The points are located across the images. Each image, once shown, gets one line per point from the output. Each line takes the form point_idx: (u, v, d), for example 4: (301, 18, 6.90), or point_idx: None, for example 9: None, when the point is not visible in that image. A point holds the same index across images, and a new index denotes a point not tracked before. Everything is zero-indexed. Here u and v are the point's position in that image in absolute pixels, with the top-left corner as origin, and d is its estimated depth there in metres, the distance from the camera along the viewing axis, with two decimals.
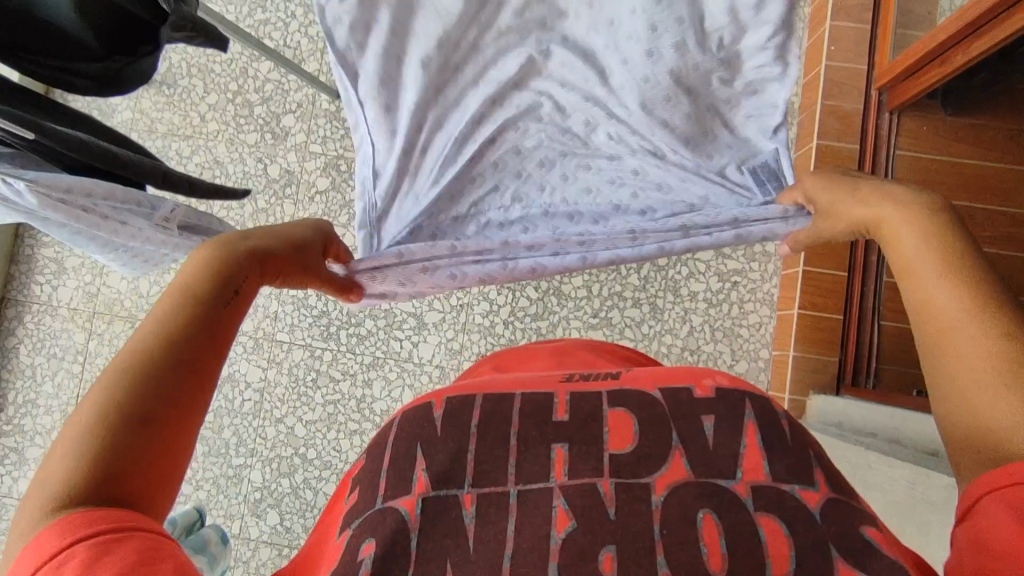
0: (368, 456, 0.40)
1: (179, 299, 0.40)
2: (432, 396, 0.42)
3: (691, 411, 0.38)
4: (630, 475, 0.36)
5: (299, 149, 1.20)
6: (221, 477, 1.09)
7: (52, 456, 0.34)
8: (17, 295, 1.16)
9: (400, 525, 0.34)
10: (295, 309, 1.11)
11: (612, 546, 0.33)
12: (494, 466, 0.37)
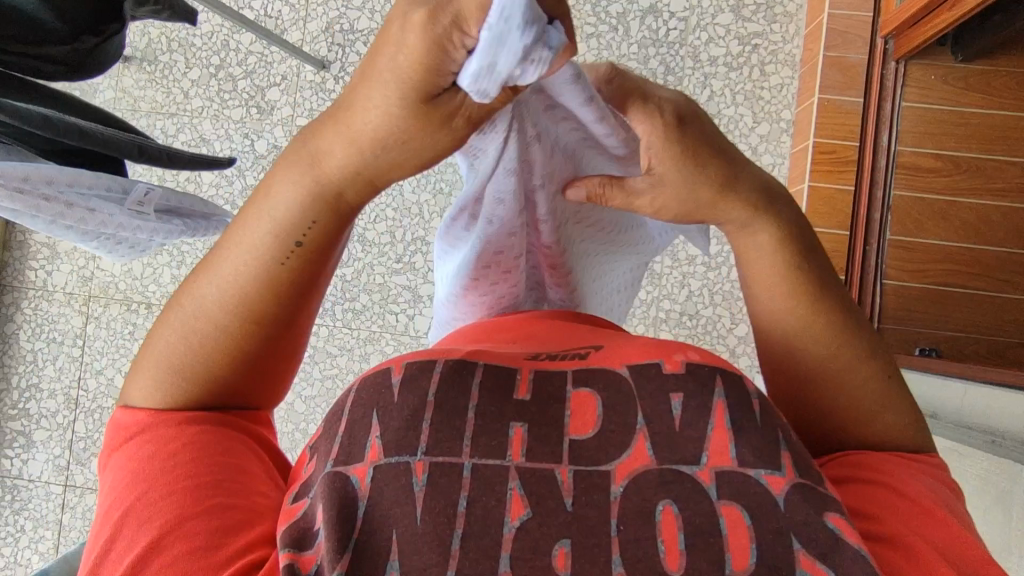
0: (324, 425, 0.37)
1: (278, 241, 0.37)
2: (391, 362, 0.38)
3: (658, 388, 0.35)
4: (590, 463, 0.33)
5: (287, 123, 1.18)
6: None
7: (167, 348, 0.39)
8: (13, 281, 1.17)
9: (347, 496, 0.32)
10: None
11: (567, 542, 0.31)
12: (451, 438, 0.34)
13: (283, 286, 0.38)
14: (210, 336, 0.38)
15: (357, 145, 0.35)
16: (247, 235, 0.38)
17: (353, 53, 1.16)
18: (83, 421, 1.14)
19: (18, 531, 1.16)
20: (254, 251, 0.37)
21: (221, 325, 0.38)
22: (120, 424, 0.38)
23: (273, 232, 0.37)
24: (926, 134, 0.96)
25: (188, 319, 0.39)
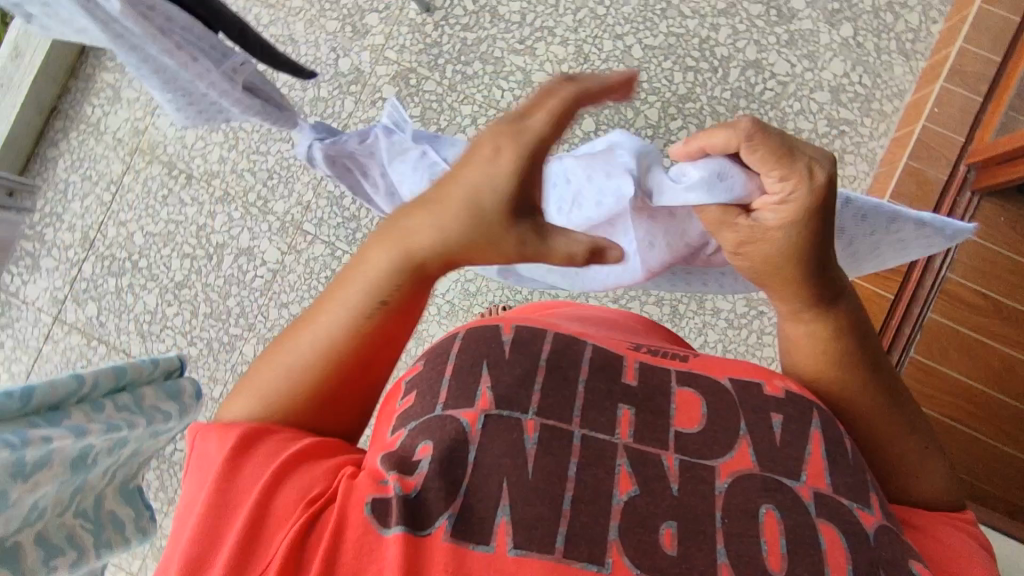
0: (425, 365, 0.49)
1: (369, 282, 0.48)
2: (498, 323, 0.51)
3: (764, 409, 0.46)
4: (697, 455, 0.44)
5: (373, 50, 1.19)
6: (215, 342, 1.13)
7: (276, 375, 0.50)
8: (70, 110, 1.20)
9: (460, 437, 0.43)
10: (328, 205, 1.14)
11: (671, 524, 0.41)
12: (558, 407, 0.45)
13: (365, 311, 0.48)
14: (312, 351, 0.49)
15: (443, 221, 0.44)
16: (349, 285, 0.49)
17: (459, 8, 1.20)
18: (91, 264, 1.17)
19: None
20: (351, 302, 0.49)
21: (318, 353, 0.49)
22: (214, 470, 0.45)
23: (377, 273, 0.48)
24: (975, 266, 0.97)
25: (298, 343, 0.50)
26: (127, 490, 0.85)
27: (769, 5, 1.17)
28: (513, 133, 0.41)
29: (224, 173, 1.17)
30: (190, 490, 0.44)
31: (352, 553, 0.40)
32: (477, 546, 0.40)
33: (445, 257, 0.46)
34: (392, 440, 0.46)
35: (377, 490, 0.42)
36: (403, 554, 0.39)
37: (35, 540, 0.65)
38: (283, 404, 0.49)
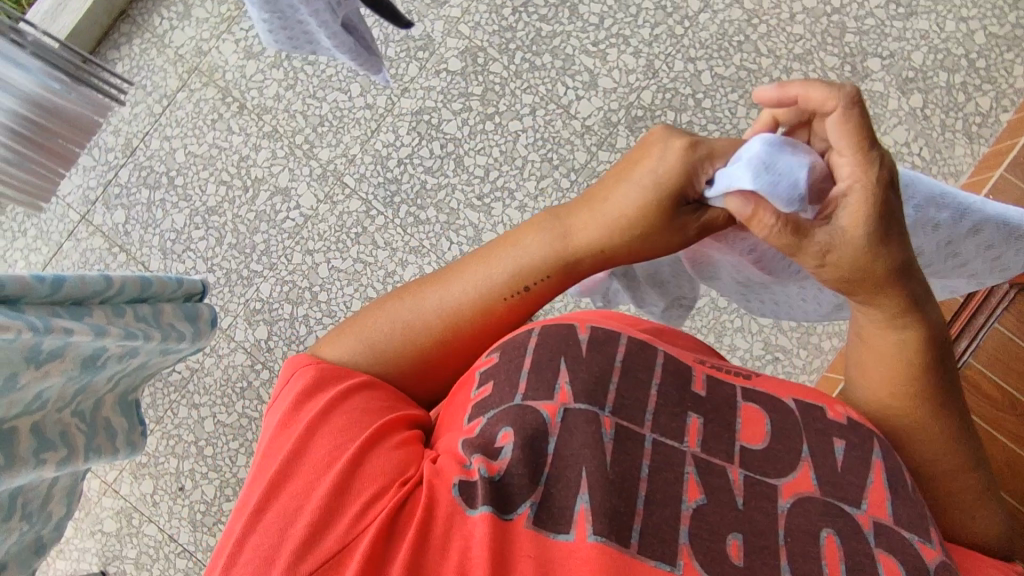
0: (500, 356, 0.50)
1: (519, 265, 0.56)
2: (572, 320, 0.52)
3: (825, 432, 0.49)
4: (760, 473, 0.46)
5: (448, 21, 1.18)
6: (234, 274, 1.13)
7: (398, 323, 0.56)
8: (138, 17, 1.20)
9: (541, 428, 0.46)
10: (372, 163, 1.14)
11: (738, 535, 0.44)
12: (633, 405, 0.47)
13: (508, 293, 0.56)
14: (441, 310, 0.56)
15: (608, 217, 0.53)
16: (511, 258, 0.56)
17: None
18: (128, 172, 1.18)
19: (15, 235, 1.19)
20: (494, 278, 0.56)
21: (445, 315, 0.56)
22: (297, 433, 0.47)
23: (536, 257, 0.56)
24: (999, 359, 0.97)
25: (433, 297, 0.56)
26: (124, 402, 0.89)
27: (845, 59, 1.17)
28: (674, 152, 0.50)
29: (276, 110, 1.16)
30: (272, 452, 0.46)
31: (442, 531, 0.42)
32: (558, 534, 0.43)
33: (585, 250, 0.55)
34: (469, 427, 0.48)
35: (460, 472, 0.45)
36: (491, 535, 0.42)
37: (31, 428, 0.67)
38: (403, 348, 0.56)
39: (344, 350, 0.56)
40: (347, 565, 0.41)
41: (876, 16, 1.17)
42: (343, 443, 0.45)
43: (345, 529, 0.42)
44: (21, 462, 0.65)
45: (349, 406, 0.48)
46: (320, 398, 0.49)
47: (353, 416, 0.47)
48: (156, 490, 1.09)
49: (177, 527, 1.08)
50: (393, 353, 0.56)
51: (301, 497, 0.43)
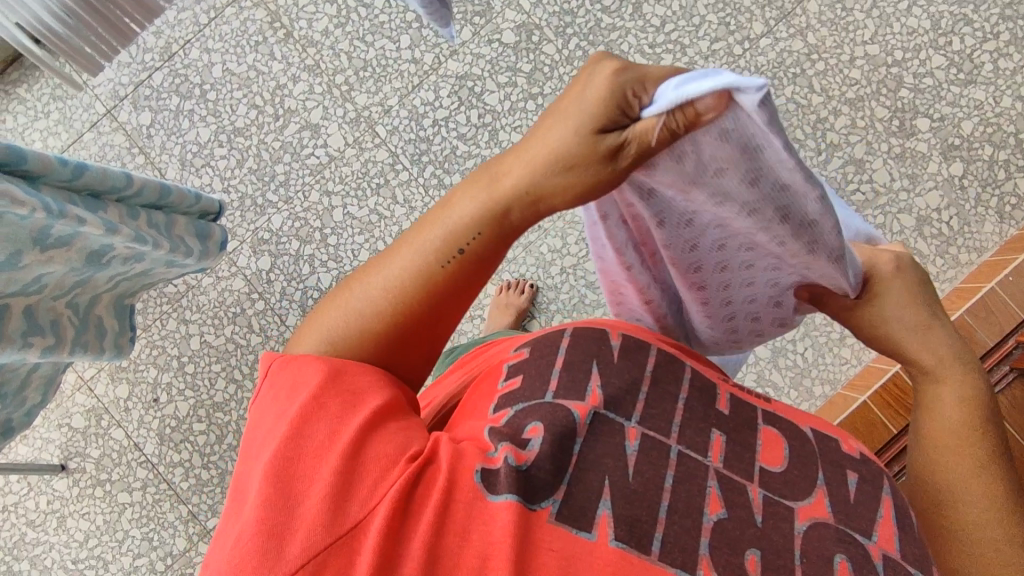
0: (531, 354, 0.51)
1: (451, 232, 0.48)
2: (604, 327, 0.53)
3: (839, 464, 0.49)
4: (777, 493, 0.45)
5: None
6: (248, 200, 1.12)
7: (338, 319, 0.51)
8: None
9: (571, 426, 0.45)
10: (408, 118, 1.13)
11: (757, 552, 0.43)
12: (660, 417, 0.47)
13: (448, 259, 0.49)
14: (376, 293, 0.50)
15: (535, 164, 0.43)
16: (441, 229, 0.49)
17: None
18: (162, 75, 1.16)
19: (36, 115, 1.17)
20: (428, 251, 0.49)
21: (382, 294, 0.50)
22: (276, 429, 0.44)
23: (470, 217, 0.47)
24: None
25: (364, 285, 0.51)
26: (120, 306, 0.90)
27: (895, 113, 1.16)
28: (600, 78, 0.38)
29: (322, 45, 1.15)
30: (267, 435, 0.43)
31: (462, 512, 0.40)
32: (580, 532, 0.41)
33: (523, 201, 0.45)
34: (494, 416, 0.47)
35: (486, 459, 0.43)
36: (515, 523, 0.40)
37: (24, 310, 0.69)
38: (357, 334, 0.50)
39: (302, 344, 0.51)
40: (364, 540, 0.38)
41: (935, 76, 1.16)
42: (342, 418, 0.43)
43: (357, 505, 0.39)
44: (9, 339, 0.67)
45: (345, 383, 0.46)
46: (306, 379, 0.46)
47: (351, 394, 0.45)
48: (130, 396, 1.09)
49: (144, 436, 1.08)
50: (351, 345, 0.50)
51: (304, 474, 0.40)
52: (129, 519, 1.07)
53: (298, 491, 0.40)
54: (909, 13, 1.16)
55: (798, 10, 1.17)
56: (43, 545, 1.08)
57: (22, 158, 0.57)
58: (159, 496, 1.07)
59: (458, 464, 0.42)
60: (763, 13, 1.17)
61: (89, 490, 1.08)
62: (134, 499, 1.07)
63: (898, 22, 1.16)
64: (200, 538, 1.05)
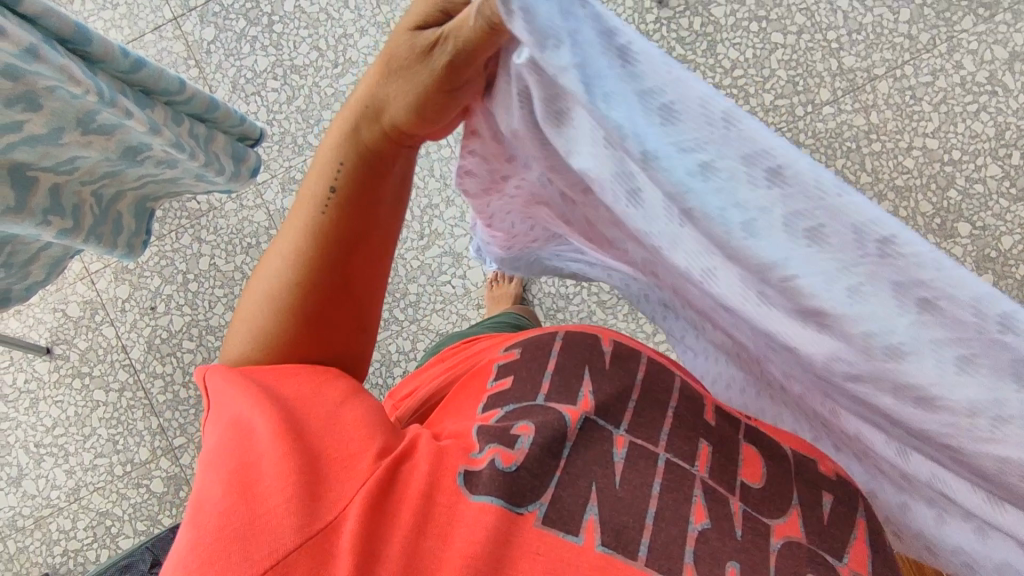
0: (525, 357, 0.52)
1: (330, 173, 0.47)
2: (597, 332, 0.53)
3: (816, 485, 0.50)
4: (755, 510, 0.45)
5: None
6: (288, 138, 1.12)
7: (252, 286, 0.50)
8: None
9: (562, 430, 0.45)
10: None
11: (736, 566, 0.42)
12: (649, 428, 0.47)
13: (335, 200, 0.47)
14: (281, 253, 0.49)
15: (375, 91, 0.43)
16: (319, 172, 0.48)
17: (687, 19, 1.16)
18: None
19: (104, 5, 1.17)
20: (314, 198, 0.48)
21: (284, 252, 0.48)
22: (222, 442, 0.41)
23: (339, 154, 0.47)
24: None
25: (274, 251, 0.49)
26: (141, 206, 0.90)
27: (939, 210, 1.15)
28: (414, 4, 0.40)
29: (396, 6, 1.15)
30: (210, 456, 0.41)
31: (444, 514, 0.40)
32: (566, 535, 0.40)
33: (379, 128, 0.45)
34: (484, 416, 0.47)
35: (472, 463, 0.42)
36: (501, 525, 0.40)
37: (49, 187, 0.69)
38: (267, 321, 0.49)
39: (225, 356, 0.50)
40: (337, 537, 0.37)
41: (987, 185, 1.15)
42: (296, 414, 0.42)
43: (328, 503, 0.38)
44: (30, 213, 0.67)
45: (286, 384, 0.45)
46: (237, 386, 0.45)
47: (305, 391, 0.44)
48: (129, 299, 1.09)
49: (132, 341, 1.09)
50: (265, 314, 0.49)
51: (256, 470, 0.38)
52: (99, 417, 1.08)
53: (253, 497, 0.37)
54: (976, 117, 1.16)
55: (868, 86, 1.16)
56: (11, 421, 1.09)
57: (86, 38, 0.56)
58: (133, 403, 1.08)
59: (438, 467, 0.41)
60: (833, 81, 1.16)
61: (66, 379, 1.09)
62: (109, 399, 1.08)
63: (963, 123, 1.16)
64: (164, 452, 1.07)
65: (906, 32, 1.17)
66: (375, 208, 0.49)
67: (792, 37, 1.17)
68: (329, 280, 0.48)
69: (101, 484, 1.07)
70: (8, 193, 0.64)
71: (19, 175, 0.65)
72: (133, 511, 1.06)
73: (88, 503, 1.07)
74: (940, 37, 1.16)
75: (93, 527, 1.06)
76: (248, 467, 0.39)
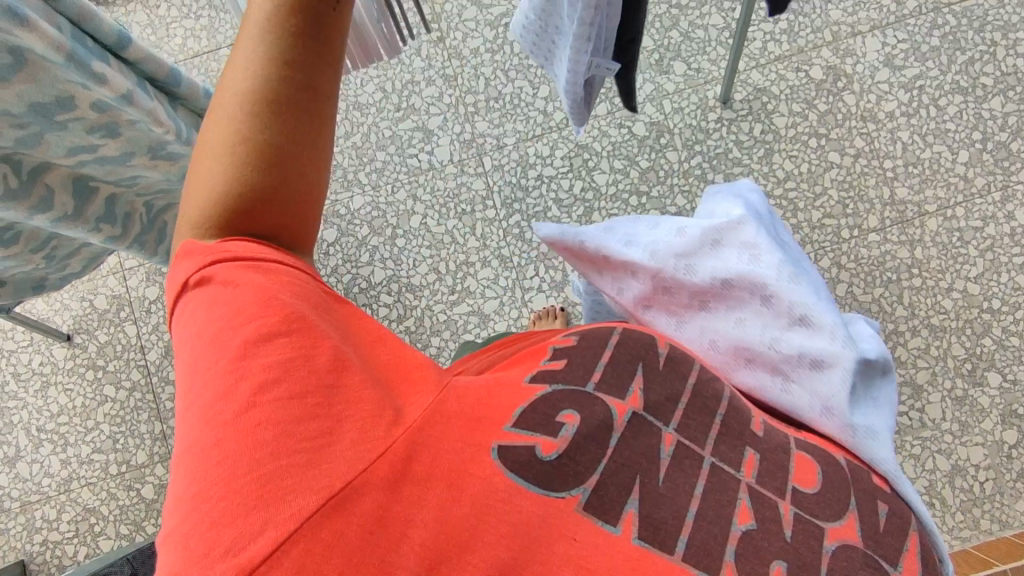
0: (580, 343, 0.51)
1: (253, 50, 0.46)
2: (654, 334, 0.53)
3: (871, 494, 0.48)
4: (808, 512, 0.45)
5: (658, 88, 1.17)
6: (340, 174, 1.15)
7: (197, 195, 0.48)
8: None
9: (607, 421, 0.46)
10: (515, 163, 1.15)
11: (783, 565, 0.43)
12: (698, 429, 0.48)
13: (274, 79, 0.46)
14: (223, 142, 0.47)
15: None
16: (238, 52, 0.47)
17: (747, 124, 1.17)
18: None
19: (188, 13, 1.21)
20: (242, 77, 0.46)
21: (225, 139, 0.47)
22: (225, 396, 0.41)
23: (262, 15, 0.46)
24: None
25: (211, 140, 0.47)
26: None
27: (970, 356, 1.13)
28: None
29: (466, 62, 1.18)
30: (212, 416, 0.40)
31: (473, 486, 0.41)
32: (604, 524, 0.43)
33: None
34: (527, 390, 0.47)
35: (509, 442, 0.44)
36: (536, 512, 0.42)
37: (106, 195, 0.70)
38: (223, 169, 0.46)
39: (186, 243, 0.48)
40: (365, 495, 0.39)
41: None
42: (287, 368, 0.41)
43: (336, 467, 0.39)
44: (84, 220, 0.68)
45: (284, 301, 0.44)
46: (251, 283, 0.44)
47: (290, 337, 0.42)
48: (156, 301, 1.12)
49: (151, 343, 1.12)
50: (229, 208, 0.47)
51: (256, 437, 0.39)
52: (104, 413, 1.12)
53: (274, 460, 0.38)
54: (1021, 269, 1.15)
55: (917, 221, 1.16)
56: (17, 401, 1.12)
57: (177, 80, 0.58)
58: (141, 404, 1.12)
59: (474, 446, 0.43)
60: (883, 209, 1.16)
61: (80, 368, 1.12)
62: (118, 397, 1.12)
63: (1007, 274, 1.15)
64: (161, 459, 1.10)
65: (962, 173, 1.17)
66: (319, 87, 0.48)
67: (849, 159, 1.17)
68: (279, 172, 0.47)
69: (93, 480, 1.10)
70: (67, 202, 0.65)
71: (81, 184, 0.66)
72: (119, 513, 1.09)
73: (77, 497, 1.09)
74: (995, 184, 1.16)
75: (77, 521, 1.09)
76: (244, 430, 0.39)
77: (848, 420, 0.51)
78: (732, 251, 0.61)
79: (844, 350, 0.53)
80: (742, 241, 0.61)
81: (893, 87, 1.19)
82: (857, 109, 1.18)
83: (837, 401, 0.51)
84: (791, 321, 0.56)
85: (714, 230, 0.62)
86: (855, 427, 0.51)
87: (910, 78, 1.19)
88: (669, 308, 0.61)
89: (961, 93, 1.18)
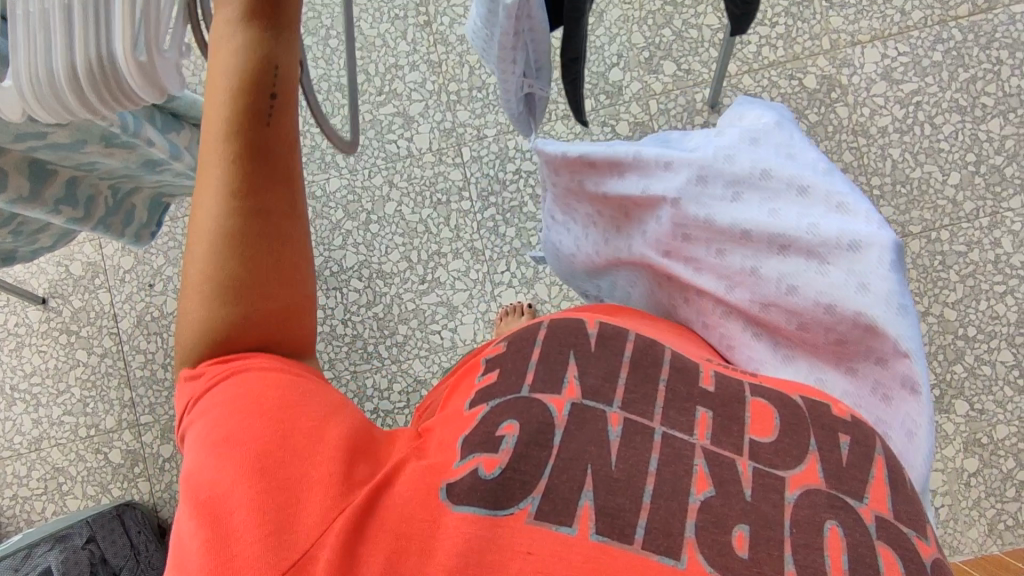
0: (511, 348, 0.46)
1: (215, 170, 0.42)
2: (581, 319, 0.48)
3: (831, 428, 0.42)
4: (767, 463, 0.40)
5: (645, 87, 1.15)
6: (320, 155, 1.15)
7: (178, 338, 0.43)
8: None
9: (548, 421, 0.40)
10: (495, 155, 1.14)
11: (746, 529, 0.37)
12: (642, 400, 0.42)
13: (239, 197, 0.41)
14: (194, 285, 0.42)
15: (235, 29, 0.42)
16: (198, 191, 0.42)
17: None
18: None
19: None
20: (206, 211, 0.42)
21: (197, 276, 0.42)
22: (198, 486, 0.37)
23: (216, 132, 0.42)
24: None
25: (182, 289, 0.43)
26: (155, 200, 0.91)
27: (939, 382, 1.12)
28: None
29: (453, 48, 1.15)
30: (187, 506, 0.37)
31: (422, 537, 0.36)
32: (558, 527, 0.36)
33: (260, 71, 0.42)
34: (469, 414, 0.42)
35: (450, 473, 0.38)
36: (479, 534, 0.36)
37: (67, 179, 0.70)
38: (200, 309, 0.42)
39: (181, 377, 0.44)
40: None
41: (995, 368, 1.12)
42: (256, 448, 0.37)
43: (286, 552, 0.34)
44: (42, 202, 0.68)
45: (258, 384, 0.40)
46: (227, 390, 0.41)
47: (264, 414, 0.39)
48: (131, 270, 1.14)
49: (124, 312, 1.14)
50: (209, 347, 0.42)
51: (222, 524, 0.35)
52: (76, 377, 1.14)
53: (230, 549, 0.34)
54: (1001, 299, 1.12)
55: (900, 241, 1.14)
56: None
57: None
58: (111, 370, 1.13)
59: (418, 496, 0.37)
60: None
61: (54, 332, 1.14)
62: (89, 361, 1.14)
63: (986, 301, 1.13)
64: (128, 426, 1.13)
65: (950, 196, 1.14)
66: (285, 184, 0.43)
67: None
68: (247, 301, 0.42)
69: (62, 441, 1.13)
70: (23, 184, 0.65)
71: (36, 167, 0.66)
72: (86, 474, 1.12)
73: (47, 455, 1.12)
74: (984, 210, 1.13)
75: (47, 479, 1.12)
76: (214, 518, 0.36)
77: (884, 290, 0.50)
78: (768, 153, 0.58)
79: (882, 231, 0.51)
80: (778, 146, 0.59)
81: (889, 102, 1.16)
82: (849, 123, 1.16)
83: (875, 275, 0.50)
84: (828, 208, 0.54)
85: (755, 134, 0.59)
86: (890, 300, 0.50)
87: (906, 94, 1.15)
88: (698, 200, 0.56)
89: (959, 112, 1.15)
